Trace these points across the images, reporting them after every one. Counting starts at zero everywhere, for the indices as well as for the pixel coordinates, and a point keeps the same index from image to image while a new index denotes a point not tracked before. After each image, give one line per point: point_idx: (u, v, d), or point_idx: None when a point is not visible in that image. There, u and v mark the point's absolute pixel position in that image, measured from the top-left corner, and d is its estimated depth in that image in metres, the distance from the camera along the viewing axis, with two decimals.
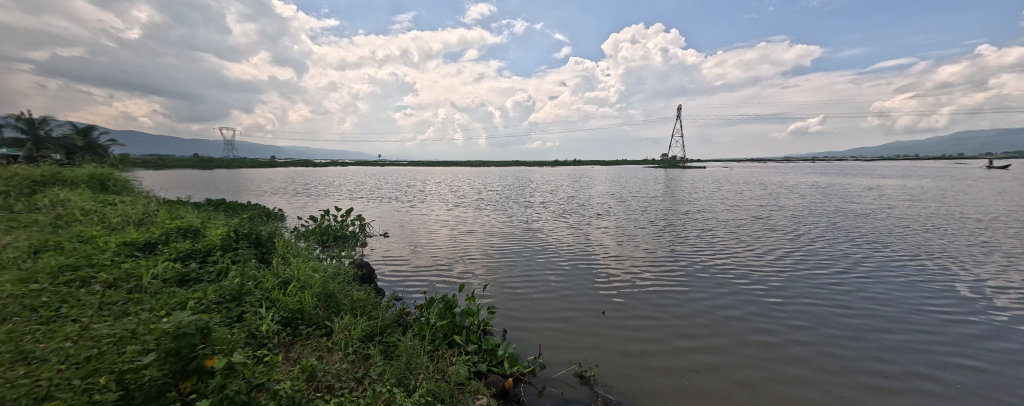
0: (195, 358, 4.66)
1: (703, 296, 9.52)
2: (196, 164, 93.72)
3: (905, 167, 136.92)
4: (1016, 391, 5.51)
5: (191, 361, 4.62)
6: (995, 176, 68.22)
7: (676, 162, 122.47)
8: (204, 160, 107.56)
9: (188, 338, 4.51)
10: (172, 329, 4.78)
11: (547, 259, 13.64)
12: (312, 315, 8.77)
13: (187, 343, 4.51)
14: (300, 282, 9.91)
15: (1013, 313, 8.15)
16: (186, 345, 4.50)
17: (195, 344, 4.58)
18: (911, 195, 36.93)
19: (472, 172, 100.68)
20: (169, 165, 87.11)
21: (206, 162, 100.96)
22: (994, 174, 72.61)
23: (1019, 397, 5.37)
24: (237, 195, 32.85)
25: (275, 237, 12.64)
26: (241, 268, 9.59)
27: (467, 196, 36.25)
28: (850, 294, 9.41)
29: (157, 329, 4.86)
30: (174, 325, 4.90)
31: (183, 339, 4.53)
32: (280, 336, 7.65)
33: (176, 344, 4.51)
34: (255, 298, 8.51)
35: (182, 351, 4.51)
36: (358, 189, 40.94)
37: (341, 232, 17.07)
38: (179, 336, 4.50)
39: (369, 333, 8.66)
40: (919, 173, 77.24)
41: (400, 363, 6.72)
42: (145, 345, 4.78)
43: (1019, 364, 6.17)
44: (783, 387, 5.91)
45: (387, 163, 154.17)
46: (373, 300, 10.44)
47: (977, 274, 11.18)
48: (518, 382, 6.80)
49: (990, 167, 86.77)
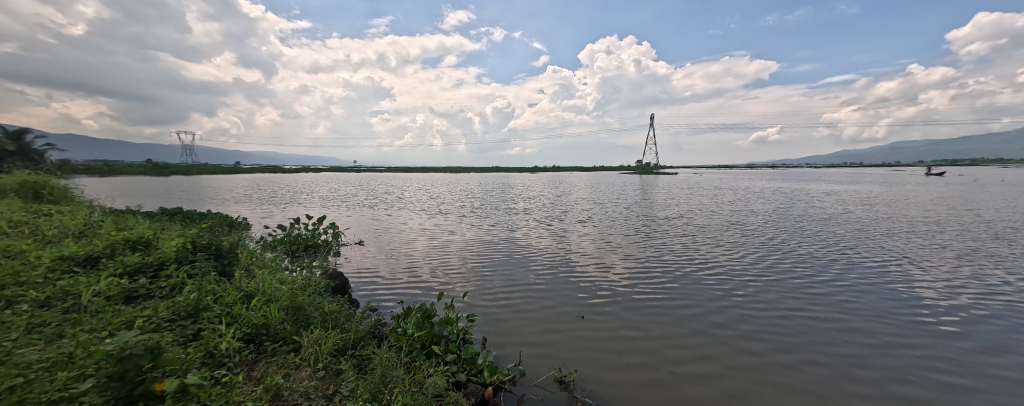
0: (142, 382, 4.21)
1: (683, 302, 9.70)
2: (147, 171, 88.70)
3: (863, 173, 144.74)
4: (975, 389, 5.95)
5: (138, 386, 4.16)
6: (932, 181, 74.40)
7: (650, 168, 126.28)
8: (162, 165, 101.73)
9: (134, 360, 4.13)
10: (116, 352, 4.33)
11: (529, 266, 13.55)
12: (277, 330, 8.20)
13: (133, 365, 4.12)
14: (265, 296, 9.30)
15: (967, 315, 8.74)
16: (132, 368, 4.10)
17: (143, 362, 4.23)
18: (868, 200, 39.31)
19: (449, 178, 100.01)
20: (117, 172, 81.79)
21: (163, 168, 95.57)
22: (931, 178, 79.15)
23: (978, 394, 5.80)
24: (196, 203, 31.11)
25: (238, 248, 11.93)
26: (198, 282, 8.92)
27: (445, 203, 35.70)
28: (822, 299, 9.82)
29: (97, 352, 4.36)
30: (118, 347, 4.46)
31: (127, 362, 4.13)
32: (242, 354, 7.08)
33: (119, 367, 4.08)
34: (214, 313, 7.90)
35: (126, 376, 4.06)
36: (331, 196, 39.65)
37: (312, 241, 16.39)
38: (123, 358, 4.11)
39: (342, 346, 8.19)
40: (868, 179, 83.11)
41: (374, 376, 6.32)
42: (82, 369, 4.32)
43: (973, 364, 6.63)
44: (768, 390, 6.11)
45: (361, 169, 151.06)
46: (346, 312, 9.97)
47: (933, 276, 11.93)
48: (498, 391, 6.62)
49: (930, 173, 94.47)
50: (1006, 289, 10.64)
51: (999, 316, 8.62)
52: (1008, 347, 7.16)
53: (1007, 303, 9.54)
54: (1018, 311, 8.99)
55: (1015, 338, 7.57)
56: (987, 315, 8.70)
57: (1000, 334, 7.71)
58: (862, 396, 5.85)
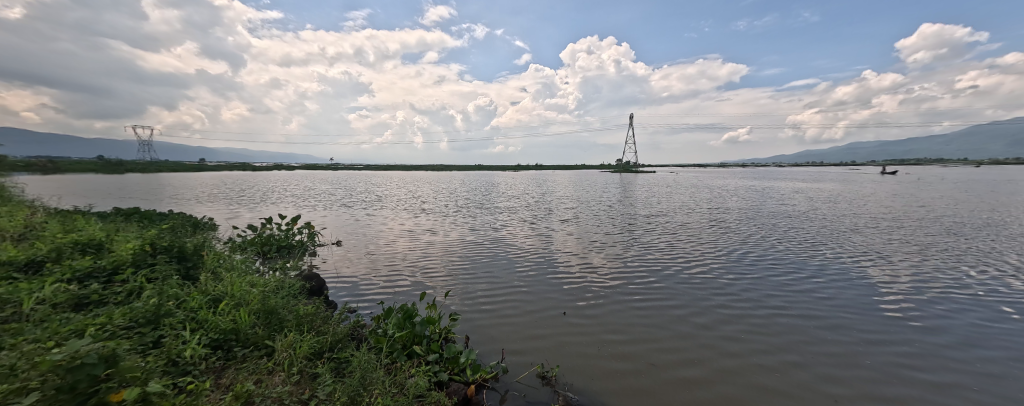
0: (96, 393, 3.91)
1: (662, 299, 9.87)
2: (101, 169, 83.36)
3: (826, 170, 151.46)
4: (934, 374, 6.28)
5: (91, 397, 3.86)
6: (890, 179, 78.62)
7: (629, 167, 127.95)
8: (120, 163, 95.85)
9: (87, 370, 3.84)
10: (64, 362, 4.01)
11: (511, 266, 13.50)
12: (248, 335, 7.72)
13: (85, 375, 3.83)
14: (234, 300, 8.79)
15: (923, 305, 9.25)
16: (85, 378, 3.81)
17: (93, 370, 3.92)
18: (836, 197, 41.02)
19: (428, 177, 98.35)
20: (65, 172, 76.07)
21: (118, 166, 89.88)
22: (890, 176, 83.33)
23: (937, 380, 6.12)
24: (157, 203, 29.40)
25: (204, 250, 11.30)
26: (158, 286, 8.34)
27: (425, 202, 35.09)
28: (793, 293, 10.17)
29: (42, 363, 4.00)
30: (67, 357, 4.09)
31: (79, 372, 3.84)
32: (208, 361, 6.63)
33: (69, 379, 3.77)
34: (177, 319, 7.38)
35: (78, 387, 3.75)
36: (307, 196, 38.37)
37: (285, 242, 15.77)
38: (73, 368, 3.81)
39: (318, 349, 7.82)
40: (832, 177, 86.91)
41: (353, 379, 6.00)
42: (25, 382, 3.94)
43: (930, 351, 6.99)
44: (747, 383, 6.22)
45: (337, 167, 146.94)
46: (323, 314, 9.60)
47: (894, 269, 12.56)
48: (480, 389, 6.52)
49: (888, 171, 99.71)
50: (959, 281, 11.28)
51: (953, 307, 9.14)
52: (967, 337, 7.52)
53: (965, 295, 10.02)
54: (975, 303, 9.46)
55: (973, 329, 7.94)
56: (942, 306, 9.21)
57: (953, 323, 8.19)
58: (833, 385, 6.09)
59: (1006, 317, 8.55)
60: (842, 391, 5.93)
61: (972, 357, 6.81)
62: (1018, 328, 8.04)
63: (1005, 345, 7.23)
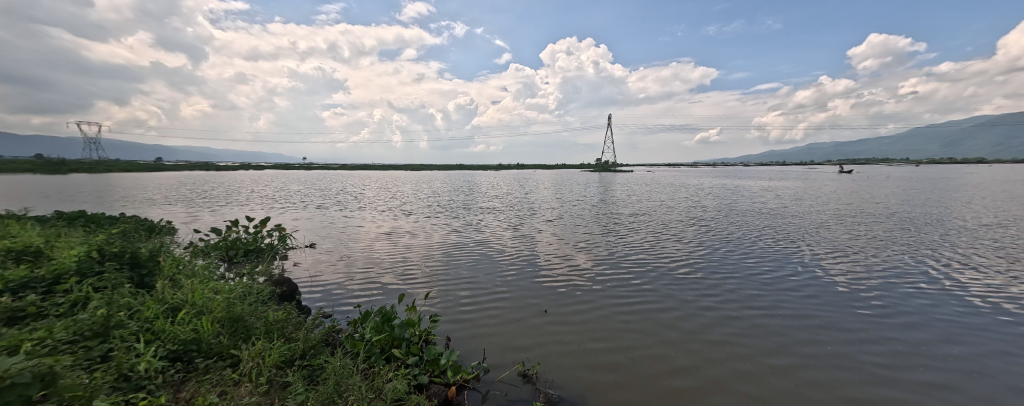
0: None
1: (641, 297, 10.01)
2: (43, 169, 77.12)
3: (793, 170, 157.91)
4: (894, 361, 6.64)
5: None
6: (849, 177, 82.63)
7: (607, 166, 129.66)
8: (65, 163, 88.74)
9: (17, 392, 3.42)
10: None
11: (493, 267, 13.39)
12: (211, 344, 7.16)
13: (15, 397, 3.41)
14: (195, 308, 8.18)
15: (885, 297, 9.74)
16: (15, 399, 3.39)
17: (22, 392, 3.47)
18: (803, 195, 42.74)
19: (406, 177, 96.19)
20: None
21: (63, 166, 83.20)
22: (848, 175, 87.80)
23: (896, 365, 6.49)
24: (109, 206, 27.37)
25: (160, 255, 10.54)
26: (107, 296, 7.66)
27: (403, 203, 34.29)
28: (765, 288, 10.52)
29: None
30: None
31: (8, 394, 3.42)
32: (166, 375, 6.09)
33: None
34: (129, 331, 6.75)
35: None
36: (277, 197, 36.79)
37: (254, 246, 15.02)
38: (1, 389, 3.39)
39: (288, 357, 7.38)
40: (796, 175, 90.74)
41: (328, 385, 5.64)
42: None
43: (891, 341, 7.36)
44: (722, 374, 6.41)
45: (309, 167, 141.90)
46: (295, 320, 9.14)
47: (858, 263, 13.16)
48: (461, 389, 6.38)
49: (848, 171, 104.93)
50: (915, 273, 11.95)
51: (910, 298, 9.67)
52: (933, 330, 7.81)
53: (928, 288, 10.48)
54: (938, 295, 9.88)
55: (929, 318, 8.39)
56: (902, 298, 9.71)
57: (910, 313, 8.66)
58: (817, 380, 6.14)
59: (963, 307, 9.01)
60: (811, 377, 6.19)
61: (927, 343, 7.23)
62: (968, 315, 8.58)
63: (967, 335, 7.54)
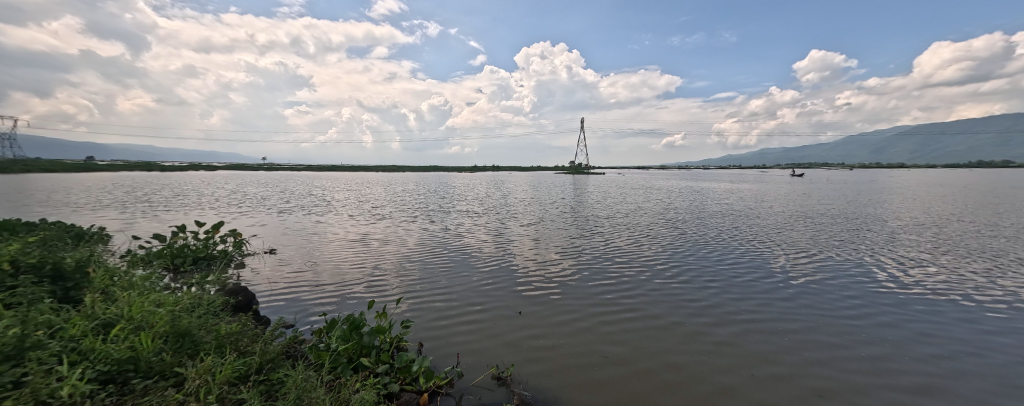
0: None
1: (621, 305, 9.99)
2: None
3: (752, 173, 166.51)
4: (859, 363, 6.96)
5: None
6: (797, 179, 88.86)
7: (579, 169, 132.07)
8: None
9: None
10: None
11: (470, 274, 13.08)
12: (151, 363, 6.32)
13: None
14: (132, 323, 7.27)
15: (848, 298, 10.23)
16: None
17: None
18: (764, 196, 45.16)
19: (374, 178, 93.56)
20: None
21: None
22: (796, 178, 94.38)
23: (861, 367, 6.77)
24: (34, 211, 24.64)
25: (90, 267, 9.40)
26: (22, 313, 6.63)
27: (374, 206, 33.20)
28: (739, 293, 10.81)
29: None
30: None
31: None
32: (96, 399, 5.28)
33: None
34: (50, 351, 5.83)
35: None
36: (236, 200, 34.65)
37: (204, 253, 13.84)
38: None
39: (243, 373, 6.68)
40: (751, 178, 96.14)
41: (288, 397, 5.11)
42: None
43: (860, 344, 7.63)
44: (701, 380, 6.44)
45: (268, 167, 134.98)
46: (252, 332, 8.39)
47: (820, 263, 13.80)
48: (434, 396, 6.02)
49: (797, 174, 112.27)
50: (873, 272, 12.67)
51: (871, 299, 10.20)
52: (898, 332, 8.18)
53: (892, 289, 10.96)
54: (896, 295, 10.48)
55: (890, 319, 8.83)
56: (864, 299, 10.22)
57: (872, 315, 9.08)
58: (798, 386, 6.25)
59: (919, 307, 9.56)
60: (787, 383, 6.34)
61: (888, 344, 7.61)
62: (923, 314, 9.11)
63: (929, 336, 7.91)
